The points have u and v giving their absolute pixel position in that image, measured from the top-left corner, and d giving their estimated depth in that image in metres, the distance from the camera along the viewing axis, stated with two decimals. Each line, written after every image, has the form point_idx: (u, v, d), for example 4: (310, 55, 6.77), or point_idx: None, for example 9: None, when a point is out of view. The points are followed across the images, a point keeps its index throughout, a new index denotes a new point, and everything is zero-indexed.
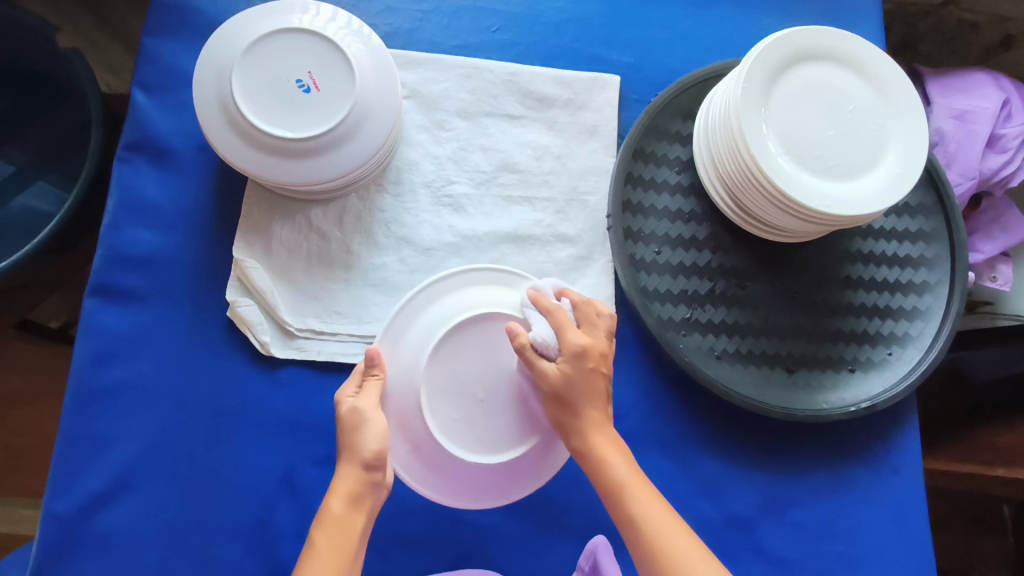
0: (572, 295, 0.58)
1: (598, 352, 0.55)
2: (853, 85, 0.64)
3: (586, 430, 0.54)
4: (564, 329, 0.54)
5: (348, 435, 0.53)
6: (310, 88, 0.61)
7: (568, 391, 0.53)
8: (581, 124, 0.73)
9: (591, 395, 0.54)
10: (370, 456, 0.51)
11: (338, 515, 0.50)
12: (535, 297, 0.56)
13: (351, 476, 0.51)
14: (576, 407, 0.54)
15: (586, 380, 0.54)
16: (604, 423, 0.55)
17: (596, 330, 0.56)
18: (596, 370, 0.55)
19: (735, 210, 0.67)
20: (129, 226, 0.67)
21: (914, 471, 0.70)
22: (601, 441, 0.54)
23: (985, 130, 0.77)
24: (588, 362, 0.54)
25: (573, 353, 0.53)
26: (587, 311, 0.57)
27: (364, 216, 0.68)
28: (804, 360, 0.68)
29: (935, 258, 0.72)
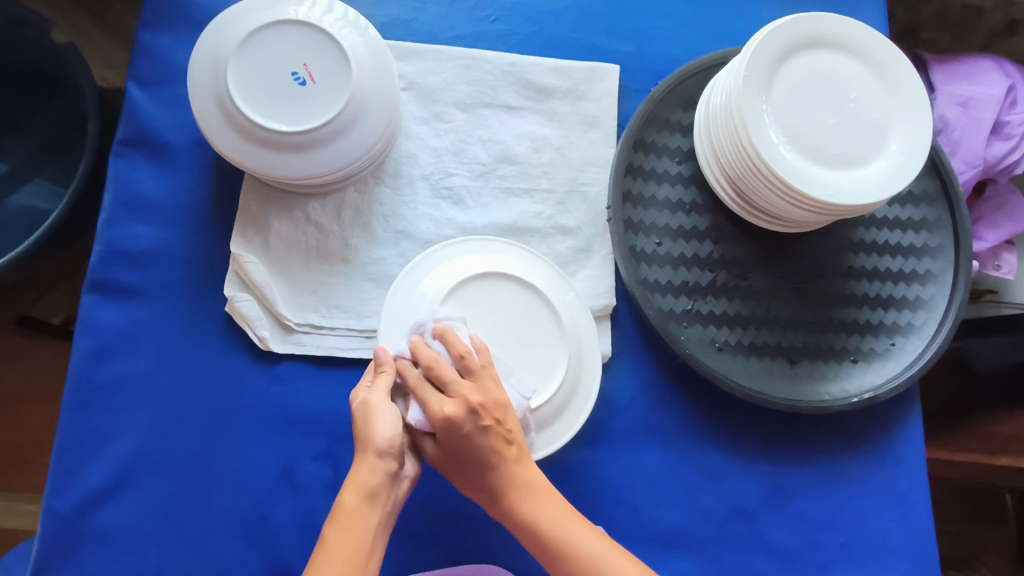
0: (425, 351, 0.55)
1: (469, 411, 0.52)
2: (856, 73, 0.63)
3: (506, 488, 0.53)
4: (427, 401, 0.52)
5: (361, 429, 0.52)
6: (306, 81, 0.60)
7: (461, 454, 0.53)
8: (581, 114, 0.73)
9: (487, 454, 0.53)
10: (383, 445, 0.51)
11: (353, 508, 0.50)
12: (398, 373, 0.54)
13: (369, 468, 0.51)
14: (484, 466, 0.53)
15: (473, 442, 0.52)
16: (530, 477, 0.54)
17: (467, 384, 0.53)
18: (482, 425, 0.52)
19: (737, 201, 0.66)
20: (127, 221, 0.67)
21: (916, 461, 0.69)
22: (520, 497, 0.53)
23: (990, 117, 0.76)
24: (462, 428, 0.52)
25: (439, 427, 0.52)
26: (442, 370, 0.53)
27: (362, 209, 0.68)
28: (806, 351, 0.68)
29: (939, 247, 0.71)
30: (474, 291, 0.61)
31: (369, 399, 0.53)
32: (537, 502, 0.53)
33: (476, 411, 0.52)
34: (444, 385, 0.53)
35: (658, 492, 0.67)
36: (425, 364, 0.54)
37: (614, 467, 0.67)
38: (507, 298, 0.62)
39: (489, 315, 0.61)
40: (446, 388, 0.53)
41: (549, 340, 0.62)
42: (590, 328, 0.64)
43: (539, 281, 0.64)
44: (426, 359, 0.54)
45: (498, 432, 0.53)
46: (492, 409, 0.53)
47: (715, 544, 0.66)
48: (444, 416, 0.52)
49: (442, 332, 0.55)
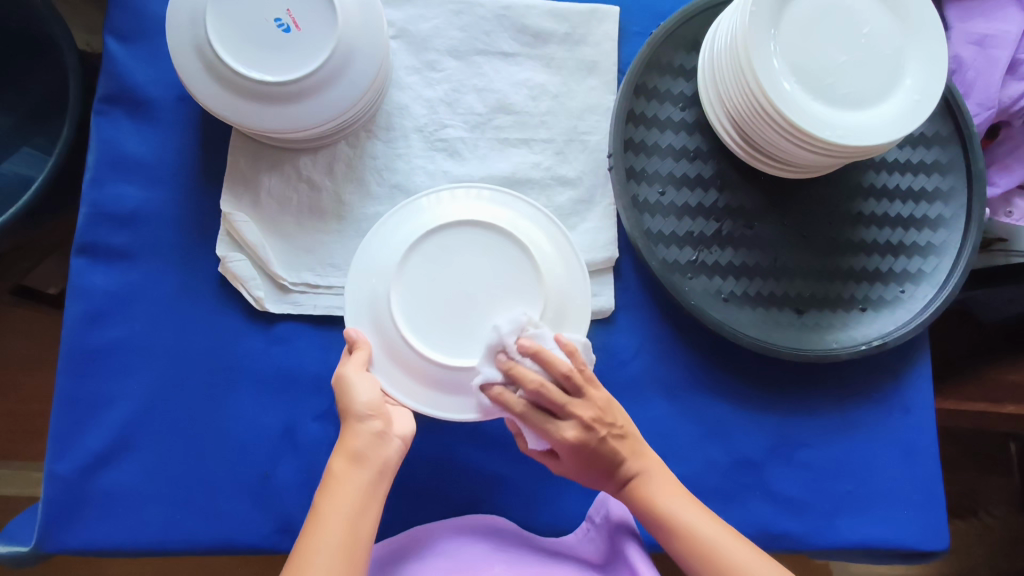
0: (526, 376, 0.50)
1: (589, 432, 0.52)
2: (869, 6, 0.60)
3: (630, 476, 0.55)
4: (546, 432, 0.51)
5: (343, 401, 0.52)
6: (290, 28, 0.57)
7: (591, 463, 0.54)
8: (579, 60, 0.70)
9: (615, 460, 0.54)
10: (361, 408, 0.51)
11: (338, 473, 0.49)
12: (496, 400, 0.51)
13: (352, 434, 0.51)
14: (614, 466, 0.54)
15: (599, 453, 0.53)
16: (645, 461, 0.55)
17: (579, 402, 0.51)
18: (601, 437, 0.53)
19: (743, 147, 0.64)
20: (112, 181, 0.65)
21: (924, 409, 0.68)
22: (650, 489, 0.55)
23: (1007, 56, 0.72)
24: (586, 447, 0.52)
25: (563, 449, 0.52)
26: (551, 397, 0.50)
27: (354, 163, 0.66)
28: (813, 300, 0.66)
29: (951, 190, 0.69)
30: (409, 282, 0.55)
31: (342, 372, 0.53)
32: (672, 499, 0.55)
33: (598, 426, 0.52)
34: (559, 410, 0.51)
35: (664, 445, 0.66)
36: (528, 390, 0.50)
37: None
38: (455, 249, 0.56)
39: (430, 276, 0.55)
40: (558, 413, 0.51)
41: (510, 254, 0.56)
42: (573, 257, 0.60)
43: (505, 218, 0.59)
44: (533, 385, 0.49)
45: (614, 436, 0.54)
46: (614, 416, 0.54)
47: (722, 495, 0.66)
48: (567, 441, 0.51)
49: (517, 366, 0.49)
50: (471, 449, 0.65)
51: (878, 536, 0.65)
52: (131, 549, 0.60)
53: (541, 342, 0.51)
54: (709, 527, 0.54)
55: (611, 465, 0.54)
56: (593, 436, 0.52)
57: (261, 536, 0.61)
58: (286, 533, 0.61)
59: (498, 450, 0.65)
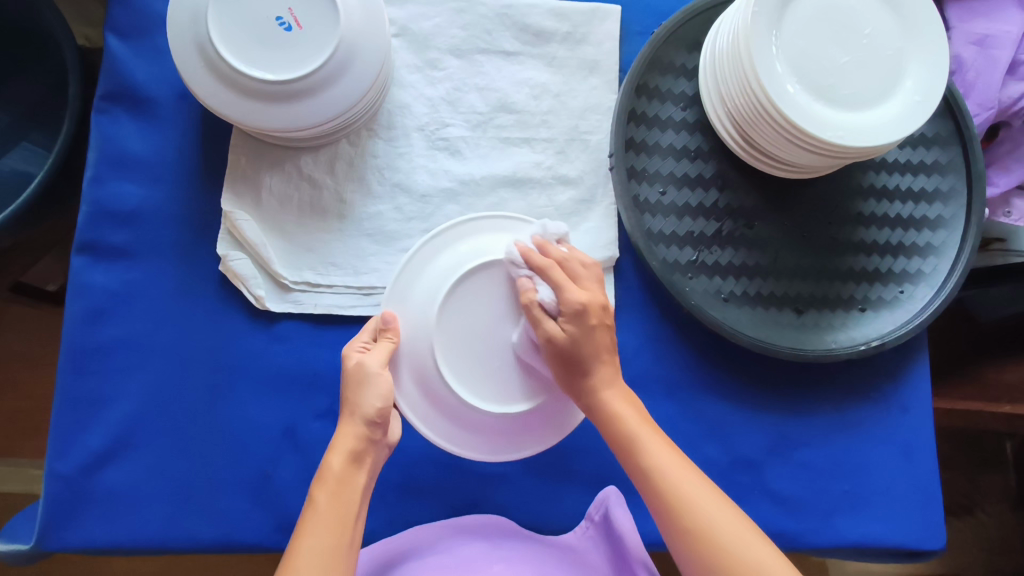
0: (553, 248, 0.54)
1: (601, 305, 0.53)
2: (871, 7, 0.60)
3: (597, 385, 0.53)
4: (563, 286, 0.51)
5: (352, 391, 0.51)
6: (292, 27, 0.57)
7: (574, 353, 0.51)
8: (581, 59, 0.70)
9: (599, 350, 0.52)
10: (371, 413, 0.50)
11: (339, 471, 0.48)
12: (525, 252, 0.53)
13: (352, 433, 0.50)
14: (593, 359, 0.52)
15: (592, 337, 0.52)
16: (614, 375, 0.54)
17: (597, 284, 0.54)
18: (603, 324, 0.53)
19: (744, 147, 0.64)
20: (113, 179, 0.65)
21: (922, 409, 0.69)
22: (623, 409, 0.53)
23: (1007, 56, 0.72)
24: (591, 317, 0.52)
25: (571, 309, 0.51)
26: (575, 265, 0.54)
27: (356, 162, 0.66)
28: (813, 300, 0.67)
29: (951, 191, 0.69)
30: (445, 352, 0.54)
31: (363, 363, 0.52)
32: (653, 442, 0.52)
33: (606, 312, 0.53)
34: (575, 277, 0.53)
35: None
36: (558, 254, 0.53)
37: None
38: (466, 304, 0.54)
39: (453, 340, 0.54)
40: (575, 282, 0.53)
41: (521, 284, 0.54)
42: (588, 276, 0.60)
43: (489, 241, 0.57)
44: (561, 252, 0.54)
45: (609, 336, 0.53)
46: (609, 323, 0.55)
47: None
48: (583, 303, 0.51)
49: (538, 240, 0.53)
50: None
51: (875, 534, 0.66)
52: (131, 548, 0.60)
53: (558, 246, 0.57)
54: (683, 472, 0.50)
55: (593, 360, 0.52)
56: (597, 313, 0.52)
57: (262, 534, 0.61)
58: (287, 532, 0.61)
59: None
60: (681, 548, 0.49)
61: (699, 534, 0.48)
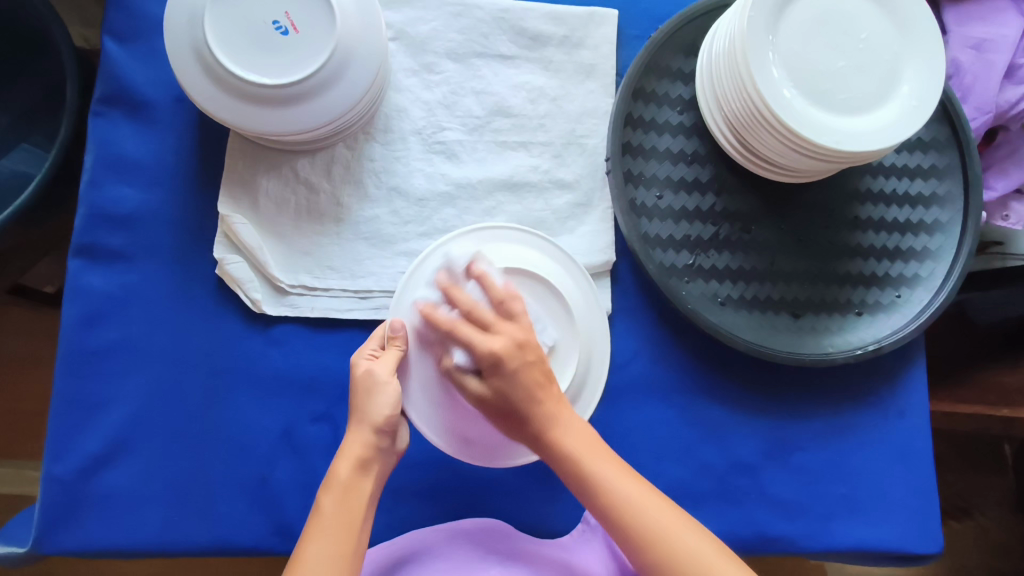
0: (461, 294, 0.51)
1: (518, 346, 0.49)
2: (867, 12, 0.60)
3: (544, 423, 0.50)
4: (472, 338, 0.49)
5: (361, 398, 0.51)
6: (288, 31, 0.57)
7: (506, 400, 0.50)
8: (578, 63, 0.70)
9: (530, 391, 0.49)
10: (380, 422, 0.50)
11: (347, 479, 0.49)
12: (428, 313, 0.51)
13: (360, 441, 0.50)
14: (530, 404, 0.50)
15: (517, 385, 0.49)
16: (559, 408, 0.51)
17: (510, 325, 0.50)
18: (529, 361, 0.50)
19: (741, 151, 0.64)
20: (110, 183, 0.65)
21: (919, 413, 0.69)
22: (563, 434, 0.51)
23: (1004, 60, 0.72)
24: (510, 365, 0.49)
25: (488, 365, 0.49)
26: (480, 312, 0.50)
27: (353, 165, 0.66)
28: (809, 304, 0.67)
29: (948, 195, 0.69)
30: None
31: (374, 371, 0.52)
32: (605, 468, 0.50)
33: (529, 347, 0.50)
34: (488, 325, 0.50)
35: (659, 449, 0.66)
36: (463, 305, 0.50)
37: (615, 424, 0.66)
38: None
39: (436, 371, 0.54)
40: (487, 329, 0.49)
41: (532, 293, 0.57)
42: (587, 282, 0.61)
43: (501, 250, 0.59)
44: (465, 300, 0.50)
45: (539, 372, 0.50)
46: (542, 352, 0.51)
47: (718, 498, 0.66)
48: (493, 355, 0.48)
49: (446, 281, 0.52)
50: None
51: (872, 538, 0.66)
52: (127, 551, 0.60)
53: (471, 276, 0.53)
54: (635, 494, 0.50)
55: (532, 401, 0.50)
56: (519, 356, 0.49)
57: (259, 537, 0.61)
58: (283, 535, 0.61)
59: None
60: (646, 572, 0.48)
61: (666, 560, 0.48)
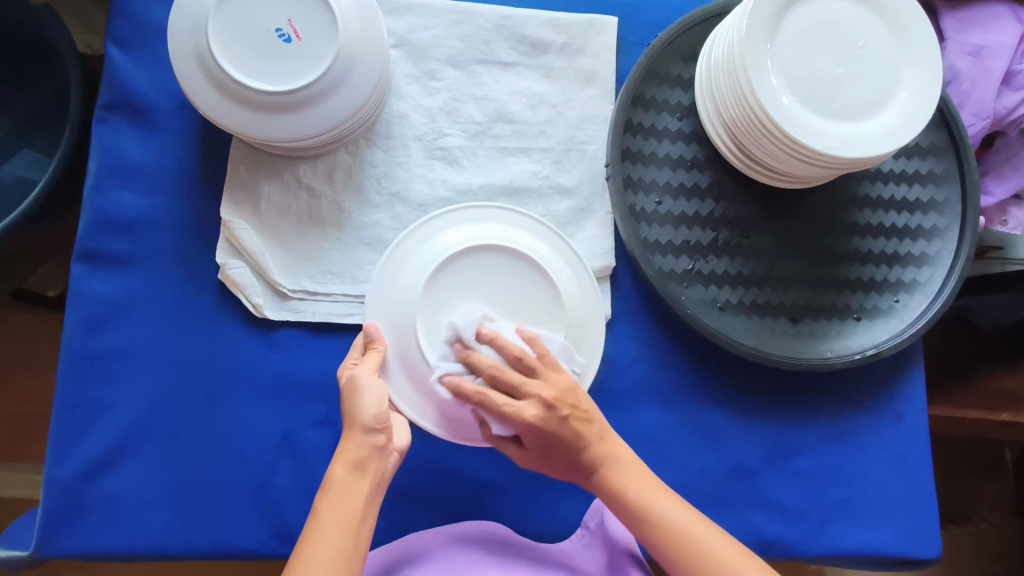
0: (480, 360, 0.51)
1: (546, 413, 0.50)
2: (864, 20, 0.60)
3: (597, 462, 0.53)
4: (499, 416, 0.50)
5: (349, 403, 0.51)
6: (291, 39, 0.58)
7: (546, 450, 0.52)
8: (578, 70, 0.70)
9: (575, 441, 0.51)
10: (369, 420, 0.50)
11: (340, 480, 0.48)
12: (450, 387, 0.51)
13: (352, 443, 0.50)
14: (578, 450, 0.52)
15: (562, 435, 0.51)
16: (611, 444, 0.53)
17: (534, 383, 0.51)
18: (563, 417, 0.51)
19: (740, 158, 0.64)
20: (113, 188, 0.65)
21: (917, 417, 0.69)
22: (611, 469, 0.53)
23: (1002, 66, 0.72)
24: (546, 429, 0.50)
25: (525, 432, 0.50)
26: (508, 379, 0.50)
27: (354, 171, 0.66)
28: (808, 309, 0.67)
29: (945, 201, 0.70)
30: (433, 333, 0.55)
31: (353, 376, 0.52)
32: (653, 497, 0.53)
33: (560, 405, 0.50)
34: (511, 392, 0.50)
35: (659, 453, 0.67)
36: (486, 376, 0.50)
37: (615, 428, 0.66)
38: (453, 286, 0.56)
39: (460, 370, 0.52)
40: (515, 396, 0.50)
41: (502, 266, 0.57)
42: (582, 269, 0.61)
43: (483, 230, 0.60)
44: (486, 370, 0.50)
45: (579, 419, 0.52)
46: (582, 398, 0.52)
47: (717, 502, 0.66)
48: (527, 423, 0.50)
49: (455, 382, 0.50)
50: (468, 457, 0.66)
51: (871, 544, 0.66)
52: (128, 554, 0.60)
53: (480, 338, 0.52)
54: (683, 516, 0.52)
55: (581, 442, 0.52)
56: (552, 418, 0.50)
57: (259, 541, 0.61)
58: (284, 539, 0.62)
59: (495, 456, 0.66)
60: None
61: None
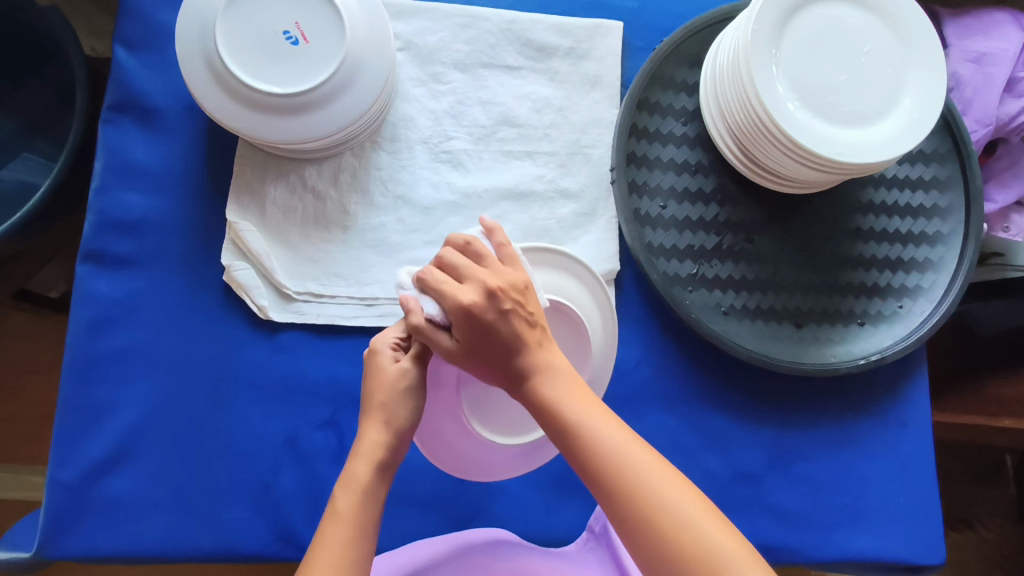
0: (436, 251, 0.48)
1: (488, 296, 0.45)
2: (869, 26, 0.61)
3: (525, 368, 0.46)
4: (443, 288, 0.45)
5: (387, 393, 0.47)
6: (299, 41, 0.58)
7: (489, 357, 0.45)
8: (583, 74, 0.70)
9: (511, 341, 0.45)
10: (406, 427, 0.47)
11: (364, 479, 0.45)
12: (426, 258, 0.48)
13: (375, 439, 0.46)
14: (507, 352, 0.45)
15: (500, 332, 0.45)
16: (547, 356, 0.46)
17: (484, 270, 0.46)
18: (506, 311, 0.45)
19: (744, 162, 0.64)
20: (119, 190, 0.65)
21: (922, 423, 0.69)
22: (542, 375, 0.46)
23: (1004, 74, 0.73)
24: (483, 315, 0.44)
25: (456, 317, 0.44)
26: (453, 258, 0.47)
27: (359, 173, 0.66)
28: (812, 314, 0.67)
29: (949, 207, 0.70)
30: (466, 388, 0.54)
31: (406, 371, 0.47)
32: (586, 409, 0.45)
33: (506, 294, 0.45)
34: (456, 273, 0.46)
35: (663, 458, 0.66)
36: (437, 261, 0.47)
37: None
38: None
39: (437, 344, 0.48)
40: (459, 279, 0.46)
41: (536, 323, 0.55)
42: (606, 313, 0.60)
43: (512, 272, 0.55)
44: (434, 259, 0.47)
45: (522, 317, 0.46)
46: (537, 309, 0.47)
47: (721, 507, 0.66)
48: (460, 302, 0.44)
49: (411, 316, 0.45)
50: None
51: (874, 550, 0.66)
52: (131, 556, 0.60)
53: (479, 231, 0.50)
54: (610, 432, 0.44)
55: (512, 346, 0.45)
56: (495, 305, 0.45)
57: (263, 544, 0.61)
58: (287, 542, 0.61)
59: None
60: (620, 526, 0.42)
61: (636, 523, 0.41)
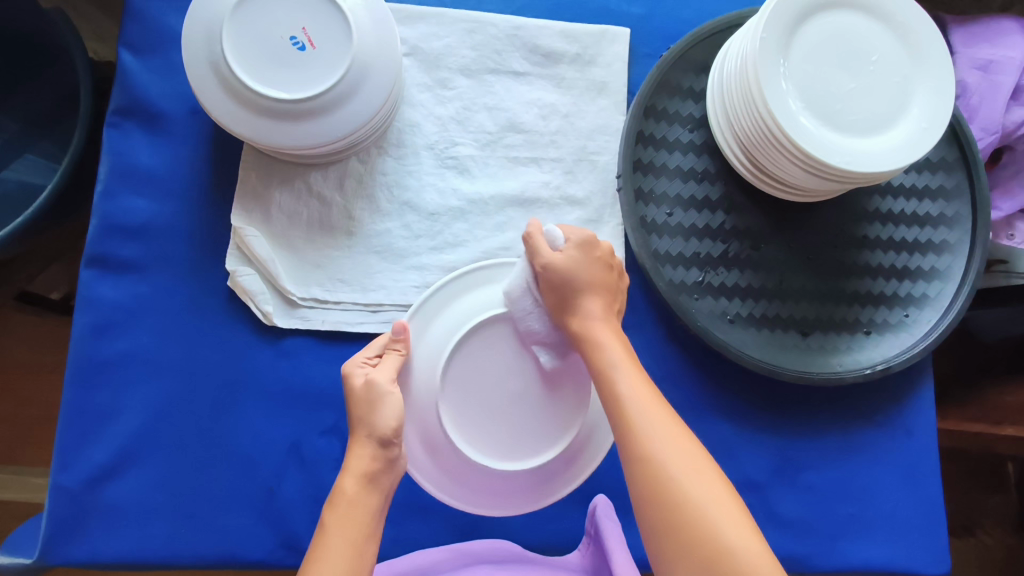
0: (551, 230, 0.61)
1: (610, 250, 0.59)
2: (877, 35, 0.60)
3: (585, 319, 0.54)
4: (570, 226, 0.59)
5: (365, 411, 0.52)
6: (305, 46, 0.58)
7: (567, 279, 0.55)
8: (589, 80, 0.70)
9: (599, 279, 0.56)
10: (386, 432, 0.50)
11: (351, 491, 0.49)
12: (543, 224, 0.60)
13: (361, 453, 0.50)
14: (591, 285, 0.56)
15: (597, 266, 0.57)
16: (605, 316, 0.55)
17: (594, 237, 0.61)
18: (605, 260, 0.58)
19: (751, 170, 0.64)
20: (123, 194, 0.65)
21: (927, 433, 0.69)
22: (597, 331, 0.54)
23: (1011, 82, 0.73)
24: (596, 250, 0.57)
25: (581, 237, 0.57)
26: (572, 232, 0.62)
27: (365, 179, 0.66)
28: (819, 323, 0.67)
29: (956, 216, 0.69)
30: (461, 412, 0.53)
31: (372, 382, 0.52)
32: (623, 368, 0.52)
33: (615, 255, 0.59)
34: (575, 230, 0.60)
35: None
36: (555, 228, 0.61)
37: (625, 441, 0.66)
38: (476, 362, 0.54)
39: (522, 278, 0.56)
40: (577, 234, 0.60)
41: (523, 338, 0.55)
42: None
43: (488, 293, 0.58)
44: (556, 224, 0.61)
45: (612, 273, 0.58)
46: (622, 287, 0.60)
47: None
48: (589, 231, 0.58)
49: (534, 229, 0.56)
50: None
51: (879, 559, 0.66)
52: (134, 563, 0.60)
53: None
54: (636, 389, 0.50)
55: (597, 284, 0.56)
56: (602, 250, 0.58)
57: (266, 551, 0.61)
58: (290, 549, 0.61)
59: None
60: (634, 474, 0.47)
61: (657, 483, 0.46)
